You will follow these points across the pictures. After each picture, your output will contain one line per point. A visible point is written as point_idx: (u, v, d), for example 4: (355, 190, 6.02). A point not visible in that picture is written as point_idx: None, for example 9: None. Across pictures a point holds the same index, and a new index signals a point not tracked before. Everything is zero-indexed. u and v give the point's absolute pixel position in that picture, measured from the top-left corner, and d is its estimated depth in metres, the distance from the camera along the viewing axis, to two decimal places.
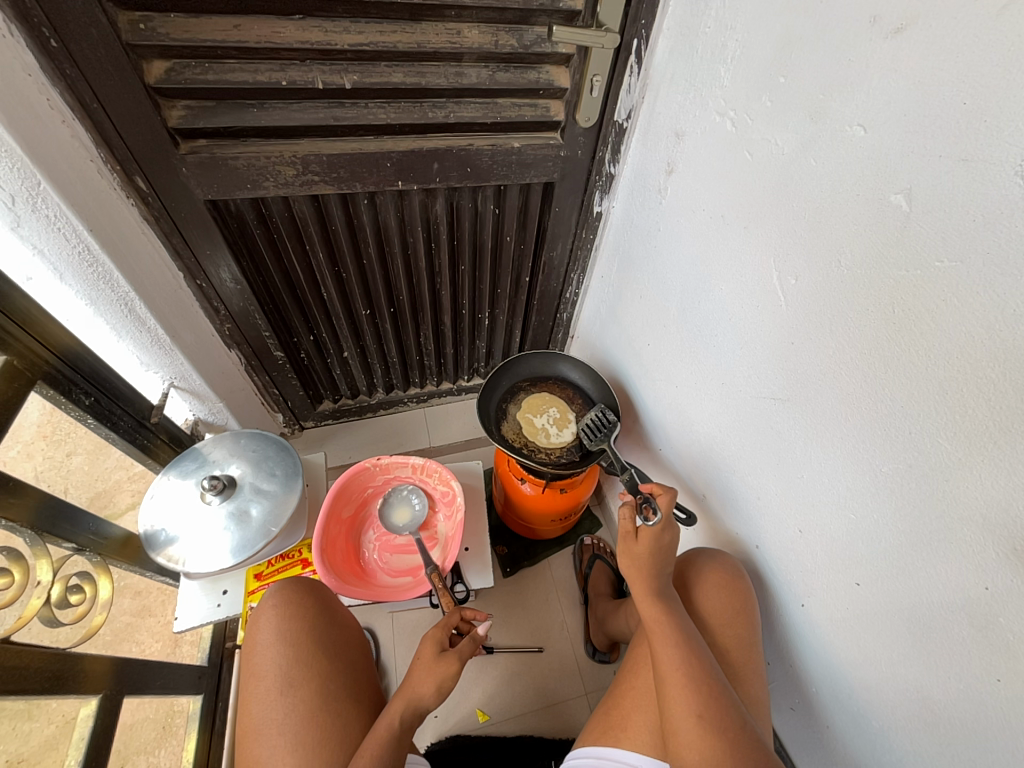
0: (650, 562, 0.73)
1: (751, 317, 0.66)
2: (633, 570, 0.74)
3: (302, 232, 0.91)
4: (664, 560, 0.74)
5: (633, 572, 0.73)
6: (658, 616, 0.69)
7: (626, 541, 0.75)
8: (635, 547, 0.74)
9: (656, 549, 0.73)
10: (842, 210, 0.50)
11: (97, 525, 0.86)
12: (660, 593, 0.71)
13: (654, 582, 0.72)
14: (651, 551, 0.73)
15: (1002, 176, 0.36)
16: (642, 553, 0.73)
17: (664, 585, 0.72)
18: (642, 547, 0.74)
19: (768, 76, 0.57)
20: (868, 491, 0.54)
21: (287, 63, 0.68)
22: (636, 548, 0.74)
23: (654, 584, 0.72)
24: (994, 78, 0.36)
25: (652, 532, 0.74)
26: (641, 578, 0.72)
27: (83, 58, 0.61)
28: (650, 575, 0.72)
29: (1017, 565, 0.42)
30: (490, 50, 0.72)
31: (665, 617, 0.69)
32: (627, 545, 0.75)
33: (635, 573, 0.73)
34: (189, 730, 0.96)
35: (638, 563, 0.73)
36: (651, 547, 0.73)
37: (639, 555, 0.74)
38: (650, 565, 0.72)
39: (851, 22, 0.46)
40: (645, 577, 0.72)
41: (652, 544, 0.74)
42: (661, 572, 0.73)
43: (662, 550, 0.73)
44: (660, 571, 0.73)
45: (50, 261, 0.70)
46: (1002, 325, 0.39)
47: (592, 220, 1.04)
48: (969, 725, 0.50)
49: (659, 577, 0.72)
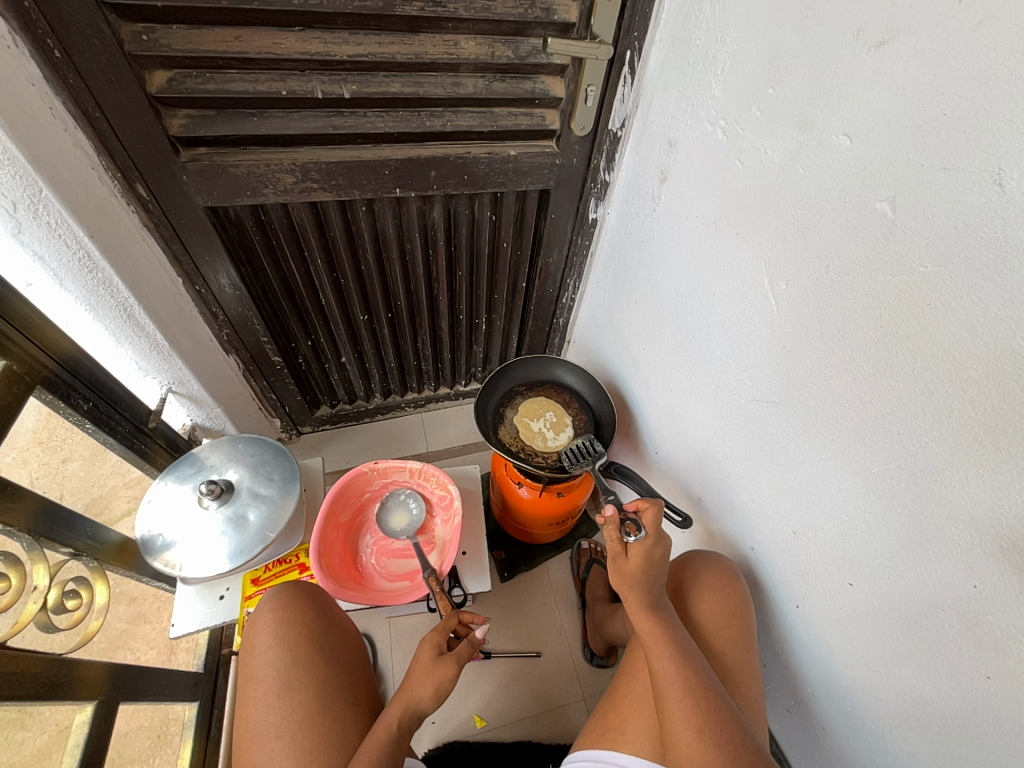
0: (642, 578, 0.72)
1: (743, 321, 0.67)
2: (625, 586, 0.73)
3: (301, 239, 0.91)
4: (655, 574, 0.73)
5: (625, 588, 0.73)
6: (653, 629, 0.69)
7: (616, 561, 0.74)
8: (626, 565, 0.73)
9: (648, 565, 0.73)
10: (830, 216, 0.51)
11: (94, 530, 0.86)
12: (653, 606, 0.71)
13: (646, 595, 0.72)
14: (642, 567, 0.73)
15: (982, 184, 0.38)
16: (633, 569, 0.73)
17: (656, 598, 0.73)
18: (633, 565, 0.73)
19: (757, 88, 0.58)
20: (859, 493, 0.55)
21: (286, 73, 0.69)
22: (627, 565, 0.73)
23: (647, 597, 0.72)
24: (972, 89, 0.37)
25: (643, 549, 0.73)
26: (634, 594, 0.72)
27: (86, 68, 0.62)
28: (642, 589, 0.72)
29: (1005, 563, 0.42)
30: (487, 61, 0.73)
31: (659, 628, 0.69)
32: (618, 563, 0.74)
33: (627, 589, 0.73)
34: (184, 737, 0.95)
35: (630, 580, 0.73)
36: (643, 564, 0.73)
37: (631, 573, 0.73)
38: (642, 580, 0.72)
39: (837, 35, 0.47)
40: (638, 592, 0.72)
41: (643, 561, 0.73)
42: (653, 585, 0.73)
43: (653, 565, 0.73)
44: (652, 587, 0.73)
45: (50, 267, 0.71)
46: (986, 329, 0.40)
47: (587, 226, 1.05)
48: (961, 723, 0.51)
49: (652, 591, 0.72)
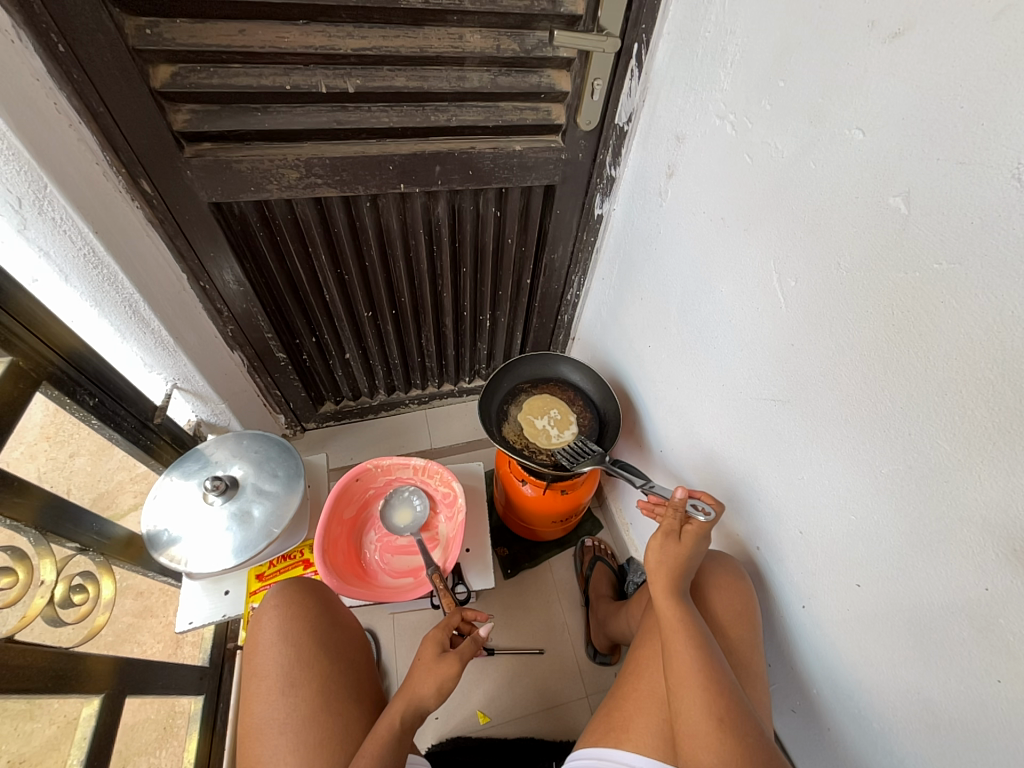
0: (684, 564, 0.72)
1: (752, 320, 0.66)
2: (662, 567, 0.72)
3: (305, 235, 0.91)
4: (693, 565, 0.73)
5: (661, 568, 0.72)
6: (679, 618, 0.68)
7: (666, 539, 0.73)
8: (675, 547, 0.73)
9: (694, 553, 0.73)
10: (840, 213, 0.51)
11: (100, 525, 0.87)
12: (680, 595, 0.71)
13: (676, 580, 0.71)
14: (689, 554, 0.72)
15: (999, 180, 0.37)
16: (681, 553, 0.72)
17: (685, 587, 0.72)
18: (684, 549, 0.72)
19: (768, 80, 0.57)
20: (868, 492, 0.54)
21: (291, 67, 0.69)
22: (676, 548, 0.73)
23: (676, 583, 0.71)
24: (990, 82, 0.36)
25: (697, 535, 0.73)
26: (666, 576, 0.71)
27: (91, 62, 0.62)
28: (678, 574, 0.71)
29: (1017, 565, 0.42)
30: (492, 54, 0.72)
31: (684, 617, 0.68)
32: (666, 541, 0.73)
33: (662, 570, 0.72)
34: (190, 731, 0.96)
35: (670, 561, 0.72)
36: (691, 551, 0.72)
37: (676, 555, 0.72)
38: (681, 566, 0.72)
39: (850, 28, 0.46)
40: (671, 576, 0.71)
41: (692, 550, 0.73)
42: (688, 574, 0.73)
43: (697, 555, 0.73)
44: (686, 575, 0.72)
45: (55, 263, 0.71)
46: (999, 327, 0.39)
47: (593, 223, 1.04)
48: (969, 726, 0.50)
49: (683, 578, 0.72)
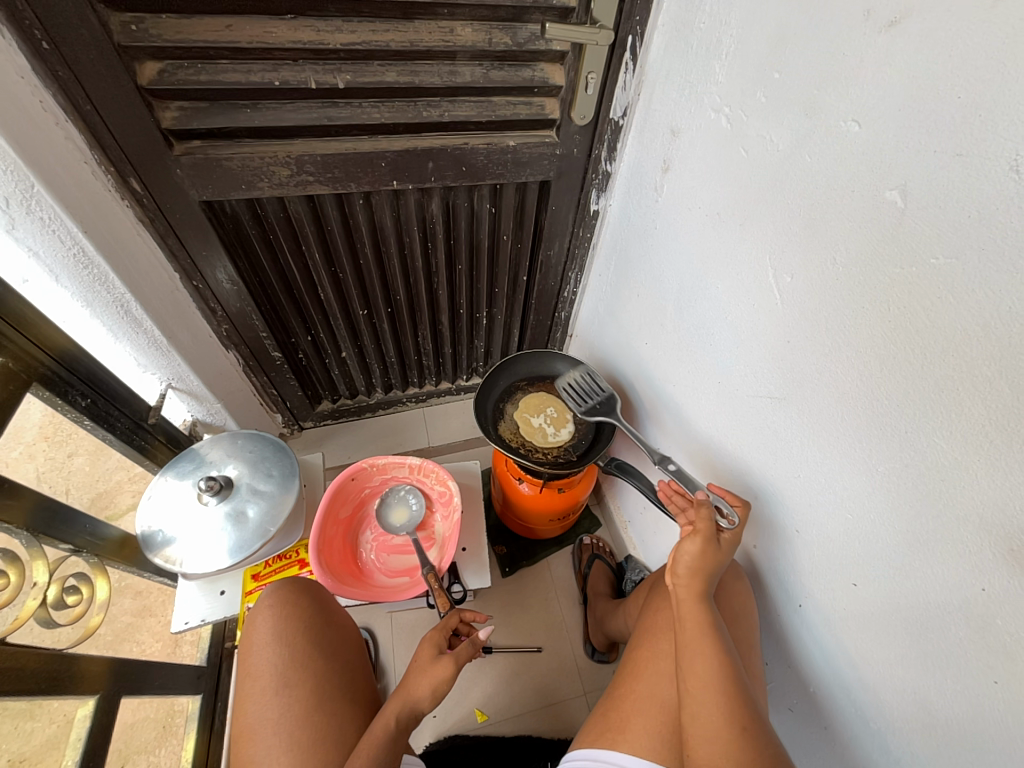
0: (718, 571, 0.68)
1: (750, 314, 0.65)
2: (696, 571, 0.67)
3: (298, 233, 0.90)
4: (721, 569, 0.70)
5: (694, 572, 0.67)
6: (702, 625, 0.64)
7: (705, 543, 0.68)
8: (712, 552, 0.68)
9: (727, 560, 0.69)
10: (836, 207, 0.50)
11: (94, 526, 0.86)
12: (706, 599, 0.66)
13: (705, 585, 0.67)
14: (723, 561, 0.69)
15: (998, 172, 0.36)
16: (717, 559, 0.68)
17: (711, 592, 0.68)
18: (719, 555, 0.68)
19: (763, 72, 0.56)
20: (865, 491, 0.54)
21: (280, 63, 0.68)
22: (713, 554, 0.68)
23: (705, 588, 0.67)
24: (988, 71, 0.35)
25: (730, 542, 0.69)
26: (698, 579, 0.67)
27: (75, 59, 0.61)
28: (710, 580, 0.67)
29: (1014, 565, 0.41)
30: (484, 48, 0.71)
31: (705, 627, 0.64)
32: (704, 546, 0.68)
33: (695, 574, 0.67)
34: (189, 729, 0.96)
35: (704, 566, 0.67)
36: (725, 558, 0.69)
37: (713, 561, 0.68)
38: (714, 572, 0.68)
39: (846, 17, 0.45)
40: (704, 581, 0.67)
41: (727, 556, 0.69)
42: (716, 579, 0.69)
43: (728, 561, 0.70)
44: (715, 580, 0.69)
45: (45, 263, 0.71)
46: (996, 323, 0.38)
47: (589, 219, 1.03)
48: (967, 727, 0.49)
49: (712, 583, 0.68)
